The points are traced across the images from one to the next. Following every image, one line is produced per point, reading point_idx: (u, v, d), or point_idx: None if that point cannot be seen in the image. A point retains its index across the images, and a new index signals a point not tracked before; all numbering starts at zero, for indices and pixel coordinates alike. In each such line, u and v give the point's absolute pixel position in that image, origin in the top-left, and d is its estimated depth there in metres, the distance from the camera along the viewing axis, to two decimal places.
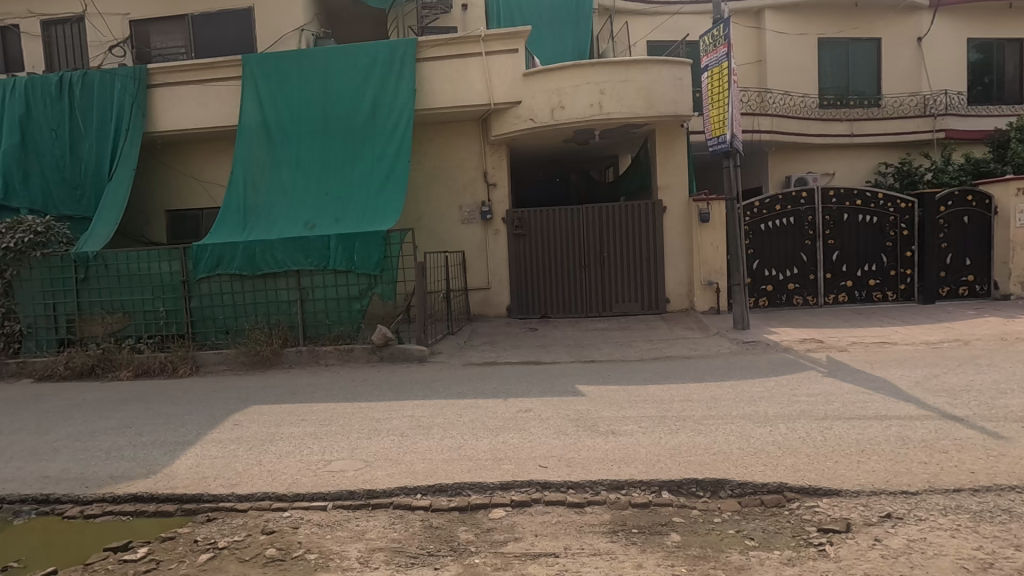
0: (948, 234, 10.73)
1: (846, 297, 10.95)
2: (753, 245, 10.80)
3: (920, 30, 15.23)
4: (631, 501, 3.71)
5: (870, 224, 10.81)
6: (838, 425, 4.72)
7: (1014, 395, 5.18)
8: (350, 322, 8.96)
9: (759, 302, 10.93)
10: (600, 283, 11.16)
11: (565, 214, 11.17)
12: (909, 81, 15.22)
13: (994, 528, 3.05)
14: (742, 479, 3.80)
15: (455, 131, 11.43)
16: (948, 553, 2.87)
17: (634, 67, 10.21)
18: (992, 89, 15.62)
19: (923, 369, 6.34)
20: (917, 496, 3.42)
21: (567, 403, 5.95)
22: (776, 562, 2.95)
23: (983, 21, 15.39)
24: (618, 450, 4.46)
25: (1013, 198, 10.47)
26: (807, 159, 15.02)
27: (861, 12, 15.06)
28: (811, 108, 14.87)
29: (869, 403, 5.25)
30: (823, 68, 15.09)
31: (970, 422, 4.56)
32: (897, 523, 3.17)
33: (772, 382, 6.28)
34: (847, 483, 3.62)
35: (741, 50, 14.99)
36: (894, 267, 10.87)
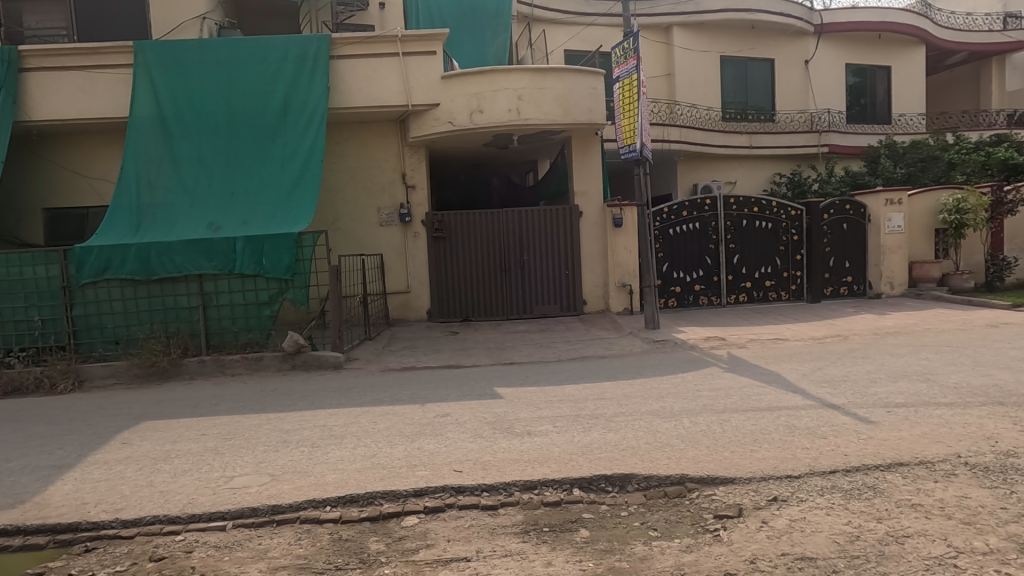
0: (831, 239, 11.85)
1: (746, 297, 11.80)
2: (663, 249, 11.39)
3: (806, 54, 16.74)
4: (543, 500, 3.78)
5: (766, 229, 11.70)
6: (736, 417, 5.06)
7: (882, 383, 5.81)
8: (259, 329, 8.51)
9: (668, 303, 11.56)
10: (520, 286, 11.31)
11: (484, 217, 11.23)
12: (798, 100, 16.70)
13: (862, 504, 3.38)
14: (648, 472, 3.98)
15: (372, 132, 11.17)
16: (823, 529, 3.14)
17: (550, 75, 10.44)
18: (867, 109, 17.46)
19: (810, 362, 6.95)
20: (800, 479, 3.74)
21: (484, 406, 5.97)
22: (676, 550, 3.12)
23: (858, 48, 17.17)
24: (534, 451, 4.54)
25: (883, 207, 11.74)
26: (712, 168, 16.03)
27: (757, 34, 16.28)
28: (714, 121, 15.90)
29: (762, 395, 5.68)
30: (725, 83, 16.18)
31: (845, 409, 5.05)
32: (781, 505, 3.44)
33: (679, 378, 6.63)
34: (740, 471, 3.90)
35: (652, 64, 15.74)
36: (787, 269, 11.85)
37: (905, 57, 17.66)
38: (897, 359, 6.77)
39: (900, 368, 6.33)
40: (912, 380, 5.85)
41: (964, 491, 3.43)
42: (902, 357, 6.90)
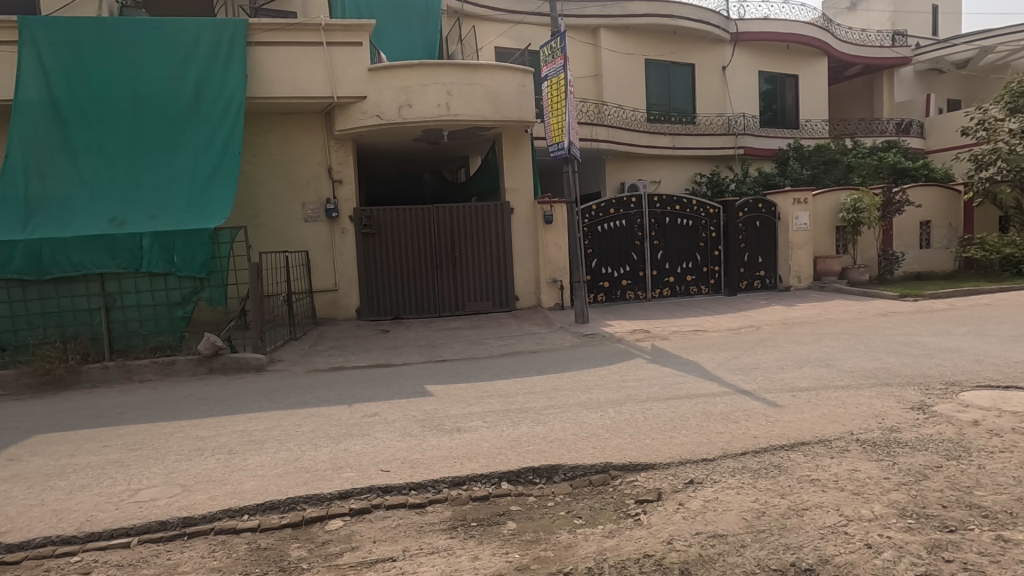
0: (746, 235, 12.60)
1: (670, 291, 12.34)
2: (592, 245, 11.71)
3: (723, 60, 17.68)
4: (471, 495, 3.79)
5: (687, 226, 12.28)
6: (657, 405, 5.29)
7: (788, 369, 6.27)
8: (171, 331, 7.99)
9: (597, 298, 11.92)
10: (452, 283, 11.25)
11: (414, 213, 11.07)
12: (717, 104, 17.64)
13: (768, 481, 3.62)
14: (573, 463, 4.08)
15: (295, 123, 10.71)
16: (733, 508, 3.34)
17: (479, 71, 10.43)
18: (778, 115, 18.72)
19: (725, 352, 7.36)
20: (714, 462, 3.96)
21: (414, 404, 5.90)
22: (599, 536, 3.21)
23: (770, 57, 18.34)
24: (462, 447, 4.53)
25: (791, 206, 12.61)
26: (638, 167, 16.59)
27: (678, 39, 17.00)
28: (640, 122, 16.49)
29: (682, 384, 5.98)
30: (649, 86, 16.80)
31: (756, 395, 5.40)
32: (697, 487, 3.63)
33: (606, 370, 6.83)
34: (660, 457, 4.08)
35: (580, 64, 16.07)
36: (706, 265, 12.50)
37: (810, 66, 19.03)
38: (802, 347, 7.31)
39: (804, 355, 6.83)
40: (814, 366, 6.34)
41: (855, 465, 3.74)
42: (806, 344, 7.47)
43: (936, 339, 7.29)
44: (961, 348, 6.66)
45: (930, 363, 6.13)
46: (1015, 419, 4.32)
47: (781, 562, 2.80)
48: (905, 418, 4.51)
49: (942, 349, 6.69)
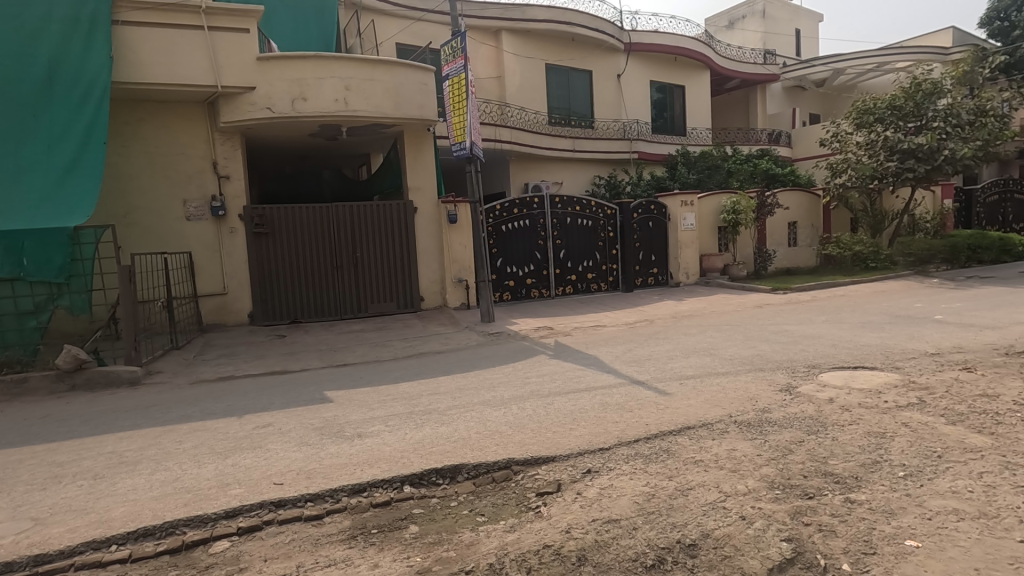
0: (640, 235, 13.33)
1: (572, 288, 12.77)
2: (496, 245, 11.89)
3: (618, 69, 18.60)
4: (372, 502, 3.68)
5: (587, 226, 12.78)
6: (558, 399, 5.46)
7: (677, 359, 6.72)
8: (22, 345, 7.06)
9: (503, 297, 12.11)
10: (353, 284, 10.86)
11: (311, 212, 10.55)
12: (613, 109, 18.55)
13: (658, 465, 3.86)
14: (477, 461, 4.11)
15: (174, 112, 9.80)
16: (626, 493, 3.52)
17: (379, 67, 10.15)
18: (668, 122, 20.09)
19: (622, 345, 7.75)
20: (609, 450, 4.16)
21: (312, 411, 5.64)
22: (500, 531, 3.25)
23: (659, 67, 19.57)
24: (363, 453, 4.39)
25: (680, 208, 13.51)
26: (541, 169, 17.00)
27: (576, 46, 17.63)
28: (542, 124, 16.92)
29: (582, 377, 6.23)
30: (550, 90, 17.29)
31: (648, 384, 5.74)
32: (593, 475, 3.80)
33: (510, 368, 6.93)
34: (560, 449, 4.21)
35: (483, 65, 16.19)
36: (605, 263, 13.09)
37: (695, 78, 20.54)
38: (689, 338, 7.88)
39: (690, 346, 7.36)
40: (699, 355, 6.85)
41: (733, 445, 4.10)
42: (693, 335, 8.06)
43: (801, 327, 8.16)
44: (821, 334, 7.52)
45: (795, 349, 6.85)
46: (861, 395, 4.95)
47: (668, 540, 2.98)
48: (774, 399, 5.00)
49: (805, 336, 7.52)
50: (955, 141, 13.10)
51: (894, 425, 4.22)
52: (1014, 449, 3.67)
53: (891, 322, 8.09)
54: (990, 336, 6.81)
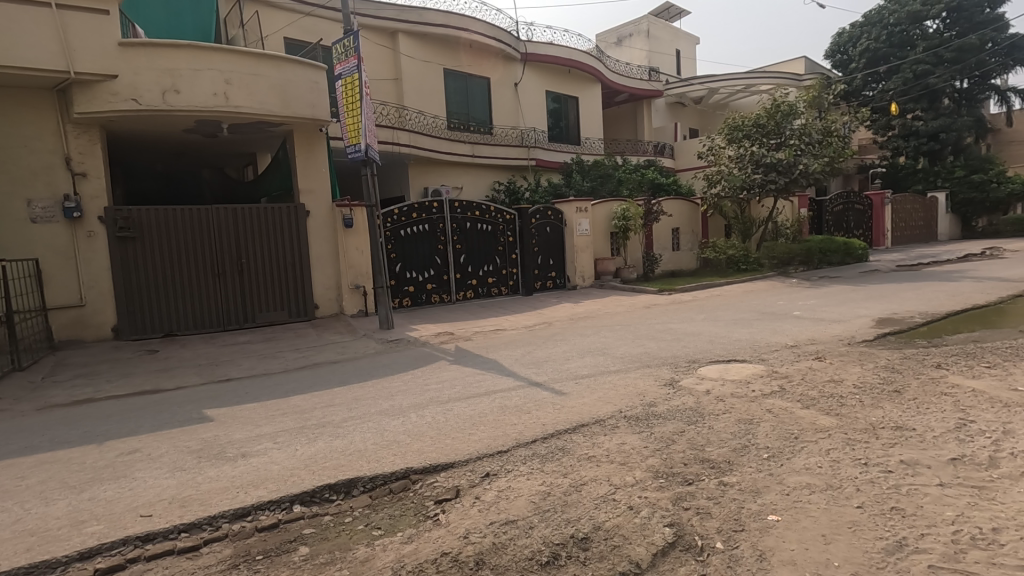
0: (539, 240, 13.68)
1: (473, 293, 12.83)
2: (394, 250, 11.67)
3: (515, 77, 19.06)
4: (257, 526, 3.44)
5: (487, 231, 12.90)
6: (458, 405, 5.44)
7: (573, 359, 6.98)
8: None
9: (402, 302, 11.89)
10: (238, 292, 10.12)
11: (187, 214, 9.69)
12: (510, 117, 18.99)
13: (553, 464, 3.98)
14: (373, 473, 3.98)
15: (15, 99, 8.54)
16: (524, 493, 3.59)
17: (264, 62, 9.56)
18: (563, 132, 20.95)
19: (520, 348, 7.90)
20: (507, 453, 4.21)
21: (188, 433, 5.15)
22: (397, 543, 3.17)
23: (555, 78, 20.30)
24: (247, 474, 4.08)
25: (575, 214, 14.04)
26: (441, 173, 16.91)
27: (474, 53, 17.80)
28: (441, 129, 16.86)
29: (481, 381, 6.27)
30: (448, 95, 17.30)
31: (545, 386, 5.90)
32: (491, 479, 3.82)
33: (409, 376, 6.80)
34: (459, 454, 4.20)
35: (379, 66, 15.82)
36: (505, 267, 13.29)
37: (588, 90, 21.56)
38: (584, 339, 8.22)
39: (585, 346, 7.67)
40: (593, 355, 7.16)
41: (622, 439, 4.32)
42: (588, 336, 8.42)
43: (684, 325, 8.82)
44: (699, 331, 8.18)
45: (678, 345, 7.38)
46: (733, 385, 5.45)
47: (562, 536, 3.07)
48: (659, 393, 5.35)
49: (687, 334, 8.14)
50: (807, 158, 14.85)
51: (760, 411, 4.69)
52: (854, 427, 4.22)
53: (758, 319, 8.99)
54: (837, 329, 7.79)
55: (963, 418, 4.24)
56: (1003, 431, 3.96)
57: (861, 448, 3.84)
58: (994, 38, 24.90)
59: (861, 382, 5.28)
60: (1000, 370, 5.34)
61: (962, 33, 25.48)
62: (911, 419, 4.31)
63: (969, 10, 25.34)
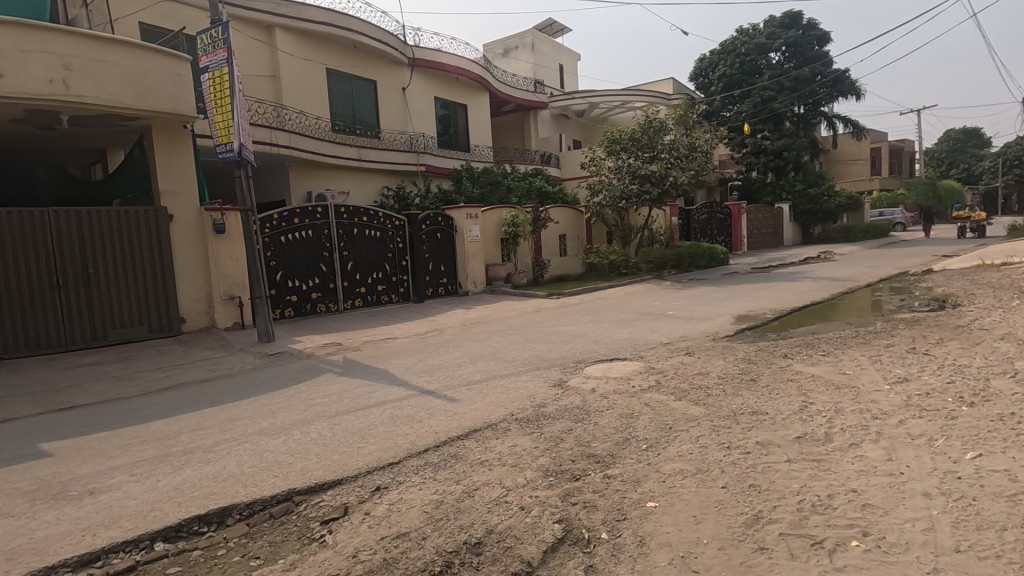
0: (429, 246, 13.55)
1: (361, 301, 12.39)
2: (274, 257, 10.97)
3: (403, 82, 18.78)
4: (109, 571, 3.03)
5: (375, 237, 12.54)
6: (346, 419, 5.20)
7: (465, 365, 7.00)
8: None
9: (284, 313, 11.19)
10: (85, 307, 8.89)
11: (16, 218, 8.33)
12: (399, 121, 18.69)
13: (446, 471, 3.94)
14: (250, 499, 3.69)
15: None
16: (416, 504, 3.51)
17: (113, 48, 8.53)
18: (452, 138, 21.05)
19: (412, 356, 7.76)
20: (398, 464, 4.10)
21: (20, 471, 4.42)
22: (279, 571, 2.96)
23: (443, 85, 20.31)
24: (96, 514, 3.58)
25: (465, 220, 14.09)
26: (325, 177, 16.19)
27: (359, 54, 17.29)
28: (324, 131, 16.13)
29: (371, 393, 6.05)
30: (332, 96, 16.63)
31: (437, 393, 5.85)
32: (381, 493, 3.69)
33: (292, 391, 6.37)
34: (347, 470, 4.02)
35: (254, 61, 14.79)
36: (395, 274, 13.01)
37: (476, 99, 21.83)
38: (476, 344, 8.28)
39: (477, 352, 7.72)
40: (485, 360, 7.21)
41: (514, 441, 4.40)
42: (480, 341, 8.48)
43: (571, 328, 9.20)
44: (585, 333, 8.59)
45: (566, 347, 7.68)
46: (615, 382, 5.78)
47: (455, 543, 3.05)
48: (548, 394, 5.53)
49: (574, 335, 8.50)
50: (676, 171, 16.21)
51: (640, 405, 5.01)
52: (718, 414, 4.66)
53: (637, 319, 9.63)
54: (704, 326, 8.57)
55: (805, 400, 4.86)
56: (835, 409, 4.59)
57: (725, 434, 4.24)
58: (822, 72, 28.94)
59: (724, 373, 5.86)
60: (832, 357, 6.21)
61: (798, 66, 29.31)
62: (764, 404, 4.85)
63: (803, 46, 29.24)
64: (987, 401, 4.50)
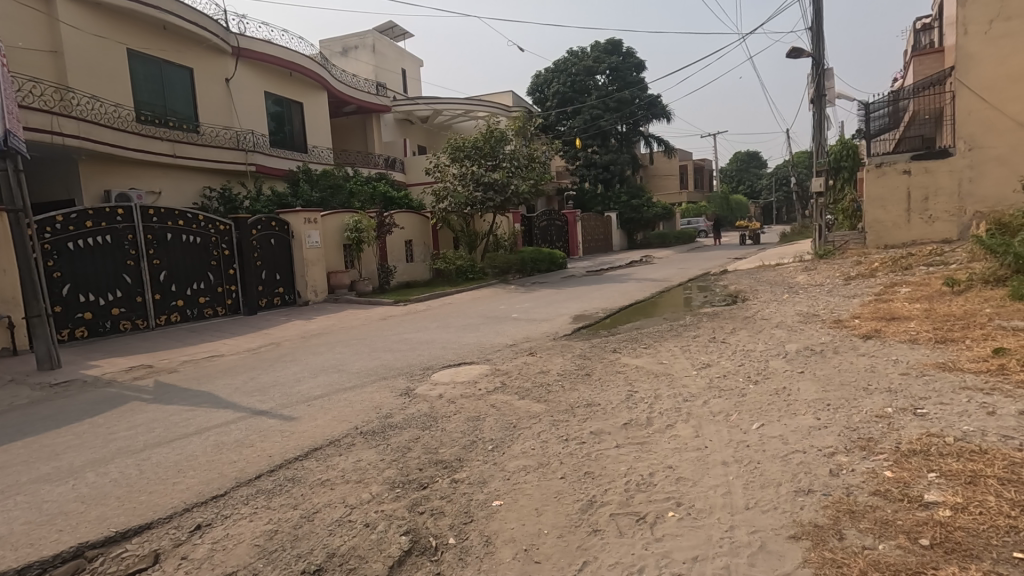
0: (261, 253, 12.44)
1: (179, 315, 10.93)
2: (60, 268, 9.19)
3: (226, 72, 17.03)
4: None
5: (195, 243, 11.14)
6: (157, 453, 4.51)
7: (304, 380, 6.52)
8: None
9: (75, 333, 9.41)
10: None
11: None
12: (222, 115, 16.90)
13: (282, 497, 3.62)
14: (24, 564, 3.02)
15: None
16: (246, 538, 3.17)
17: None
18: (287, 138, 19.62)
19: (241, 375, 7.02)
20: (224, 496, 3.68)
21: None
22: None
23: (274, 79, 18.84)
24: None
25: (302, 225, 13.20)
26: (129, 174, 14.01)
27: (169, 37, 15.29)
28: (127, 121, 13.95)
29: (190, 419, 5.35)
30: (136, 81, 14.47)
31: (271, 413, 5.36)
32: (203, 531, 3.27)
33: (84, 426, 5.35)
34: (159, 511, 3.50)
35: (27, 32, 12.26)
36: (221, 284, 11.69)
37: (312, 97, 20.64)
38: (317, 357, 7.78)
39: (319, 365, 7.26)
40: (327, 373, 6.81)
41: (358, 456, 4.21)
42: (321, 354, 7.99)
43: (418, 335, 9.10)
44: (433, 339, 8.56)
45: (413, 355, 7.57)
46: (463, 387, 5.84)
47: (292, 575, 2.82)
48: (395, 404, 5.40)
49: (421, 342, 8.43)
50: (517, 180, 16.95)
51: (486, 407, 5.12)
52: (558, 410, 4.94)
53: (483, 323, 9.84)
54: (544, 327, 9.07)
55: (631, 389, 5.39)
56: (655, 396, 5.15)
57: (564, 427, 4.51)
58: (640, 96, 32.38)
59: (562, 369, 6.26)
60: (651, 349, 6.99)
61: (620, 88, 32.41)
62: (597, 396, 5.26)
63: (623, 71, 32.48)
64: (767, 378, 5.41)
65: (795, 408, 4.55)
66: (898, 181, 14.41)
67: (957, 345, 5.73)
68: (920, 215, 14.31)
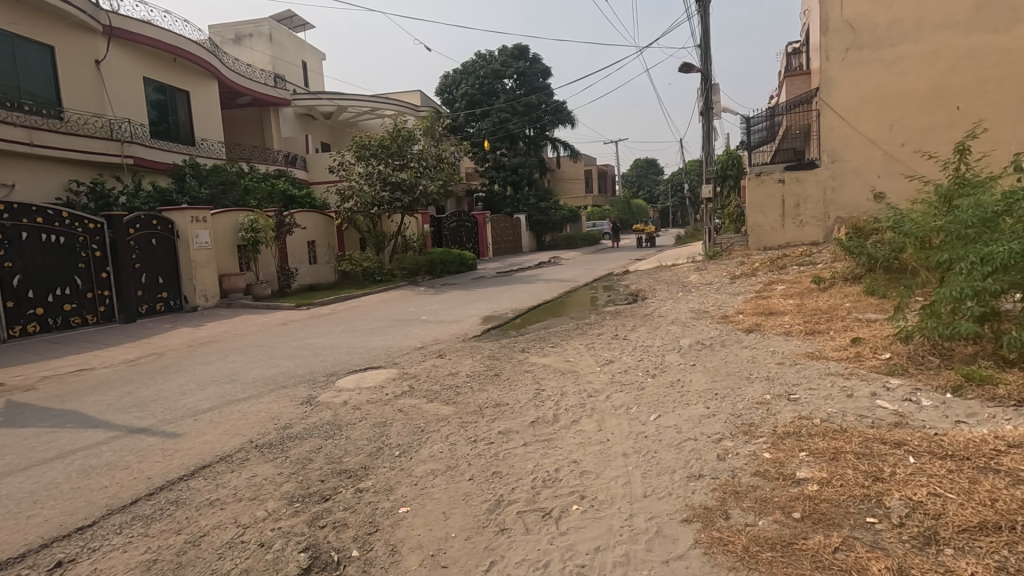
0: (140, 254, 11.29)
1: (38, 325, 9.64)
2: None
3: (96, 53, 15.28)
4: None
5: (57, 244, 9.89)
6: (6, 483, 3.93)
7: (191, 393, 5.99)
8: None
9: None
10: None
11: None
12: (91, 101, 15.15)
13: (163, 523, 3.29)
14: None
15: None
16: (118, 572, 2.84)
17: None
18: (170, 128, 17.97)
19: (117, 390, 6.31)
20: (92, 527, 3.28)
21: None
22: None
23: (154, 64, 17.21)
24: None
25: (189, 224, 12.15)
26: None
27: (23, 9, 13.44)
28: None
29: (51, 442, 4.72)
30: None
31: (152, 430, 4.88)
32: (65, 569, 2.89)
33: None
34: (10, 551, 3.05)
35: None
36: (91, 289, 10.46)
37: (200, 87, 19.10)
38: (207, 367, 7.19)
39: (209, 375, 6.72)
40: (218, 384, 6.31)
41: (253, 471, 3.93)
42: (211, 363, 7.39)
43: (322, 340, 8.69)
44: (337, 344, 8.22)
45: (315, 361, 7.22)
46: (369, 392, 5.65)
47: None
48: (295, 413, 5.11)
49: (324, 347, 8.06)
50: (426, 180, 16.71)
51: (393, 412, 4.99)
52: (467, 411, 4.93)
53: (392, 326, 9.61)
54: (454, 329, 9.01)
55: (538, 388, 5.49)
56: (561, 393, 5.29)
57: (472, 428, 4.50)
58: (546, 101, 33.10)
59: (472, 371, 6.25)
60: (558, 348, 7.16)
61: (527, 93, 32.95)
62: (506, 395, 5.31)
63: (530, 76, 33.04)
64: (663, 372, 5.75)
65: (688, 398, 4.87)
66: (774, 189, 15.90)
67: (823, 336, 6.42)
68: (793, 220, 15.90)
